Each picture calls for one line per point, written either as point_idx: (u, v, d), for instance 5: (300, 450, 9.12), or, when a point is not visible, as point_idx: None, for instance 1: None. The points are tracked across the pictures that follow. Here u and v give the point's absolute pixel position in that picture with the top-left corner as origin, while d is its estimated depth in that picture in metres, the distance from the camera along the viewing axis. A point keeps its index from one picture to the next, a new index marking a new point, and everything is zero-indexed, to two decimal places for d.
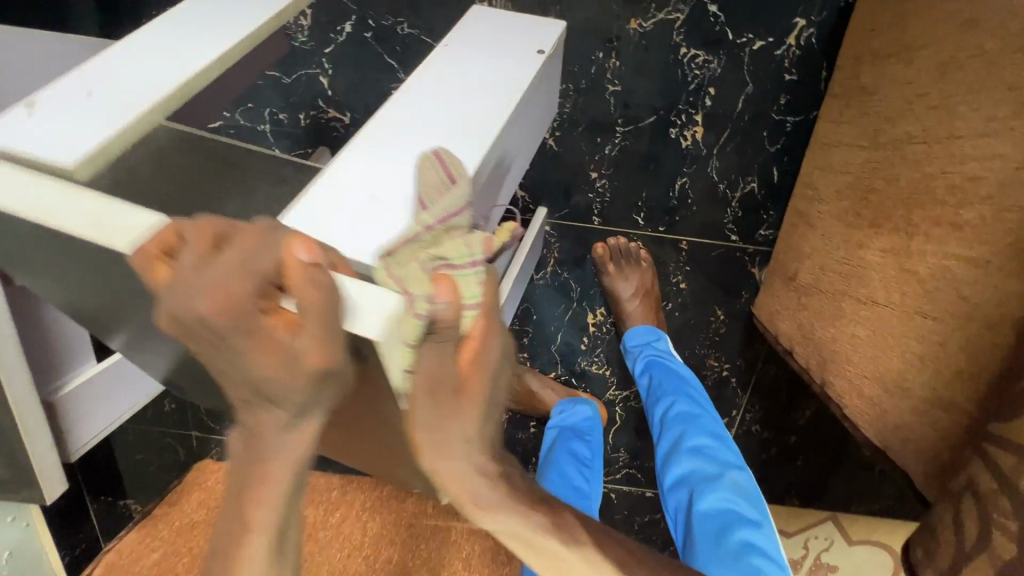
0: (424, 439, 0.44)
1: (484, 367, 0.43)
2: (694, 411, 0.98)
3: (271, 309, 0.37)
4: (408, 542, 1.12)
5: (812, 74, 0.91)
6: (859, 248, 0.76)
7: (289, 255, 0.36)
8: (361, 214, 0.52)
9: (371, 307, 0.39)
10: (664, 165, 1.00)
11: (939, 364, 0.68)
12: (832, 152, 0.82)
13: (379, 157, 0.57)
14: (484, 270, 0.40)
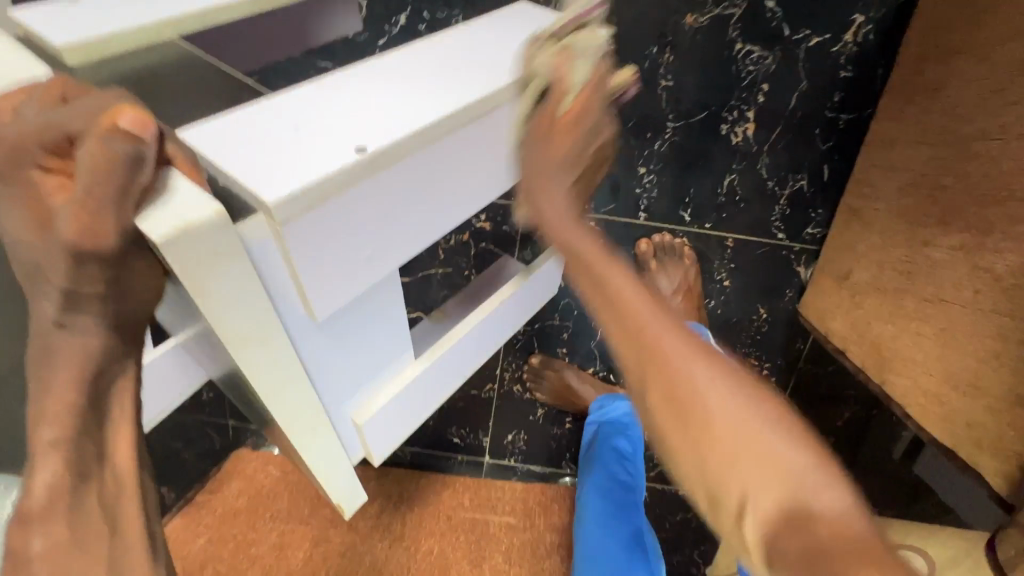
0: (534, 177, 0.53)
1: (574, 132, 0.52)
2: None
3: (55, 168, 0.40)
4: (448, 534, 1.15)
5: (868, 72, 0.89)
6: (923, 245, 0.78)
7: (114, 114, 0.36)
8: (279, 145, 0.44)
9: (185, 209, 0.37)
10: (714, 161, 1.00)
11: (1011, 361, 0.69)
12: (894, 150, 0.81)
13: (332, 96, 0.50)
14: (594, 67, 0.52)
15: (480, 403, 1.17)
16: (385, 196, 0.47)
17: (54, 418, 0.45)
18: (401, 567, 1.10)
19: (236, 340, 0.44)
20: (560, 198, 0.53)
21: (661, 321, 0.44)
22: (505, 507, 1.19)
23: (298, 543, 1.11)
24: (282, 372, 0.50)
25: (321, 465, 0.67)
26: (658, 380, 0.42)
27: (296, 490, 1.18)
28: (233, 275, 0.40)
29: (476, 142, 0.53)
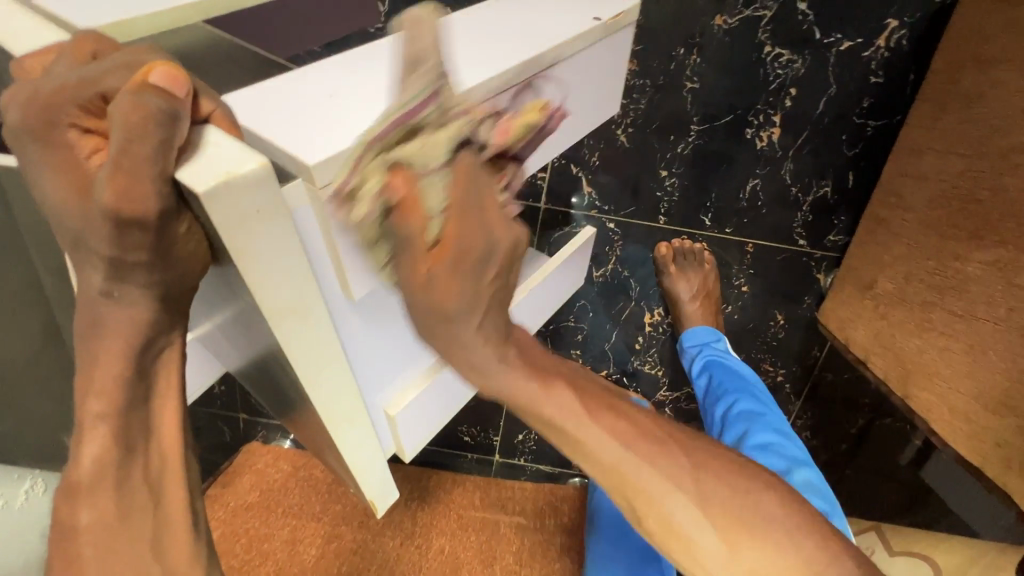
0: (452, 355, 0.42)
1: (466, 263, 0.36)
2: (758, 409, 0.97)
3: (93, 129, 0.35)
4: (459, 533, 1.15)
5: (899, 78, 0.87)
6: (954, 259, 0.77)
7: (146, 71, 0.32)
8: (317, 112, 0.42)
9: (229, 159, 0.32)
10: (737, 165, 0.98)
11: None
12: (925, 158, 0.80)
13: (366, 68, 0.48)
14: (451, 169, 0.35)
15: (493, 403, 1.14)
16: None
17: (102, 391, 0.40)
18: (413, 566, 1.10)
19: (277, 314, 0.39)
20: (477, 352, 0.41)
21: (643, 467, 0.45)
22: (515, 508, 1.20)
23: (310, 539, 1.12)
24: (321, 359, 0.46)
25: (363, 461, 0.61)
26: (649, 515, 0.46)
27: (307, 486, 1.19)
28: (277, 240, 0.36)
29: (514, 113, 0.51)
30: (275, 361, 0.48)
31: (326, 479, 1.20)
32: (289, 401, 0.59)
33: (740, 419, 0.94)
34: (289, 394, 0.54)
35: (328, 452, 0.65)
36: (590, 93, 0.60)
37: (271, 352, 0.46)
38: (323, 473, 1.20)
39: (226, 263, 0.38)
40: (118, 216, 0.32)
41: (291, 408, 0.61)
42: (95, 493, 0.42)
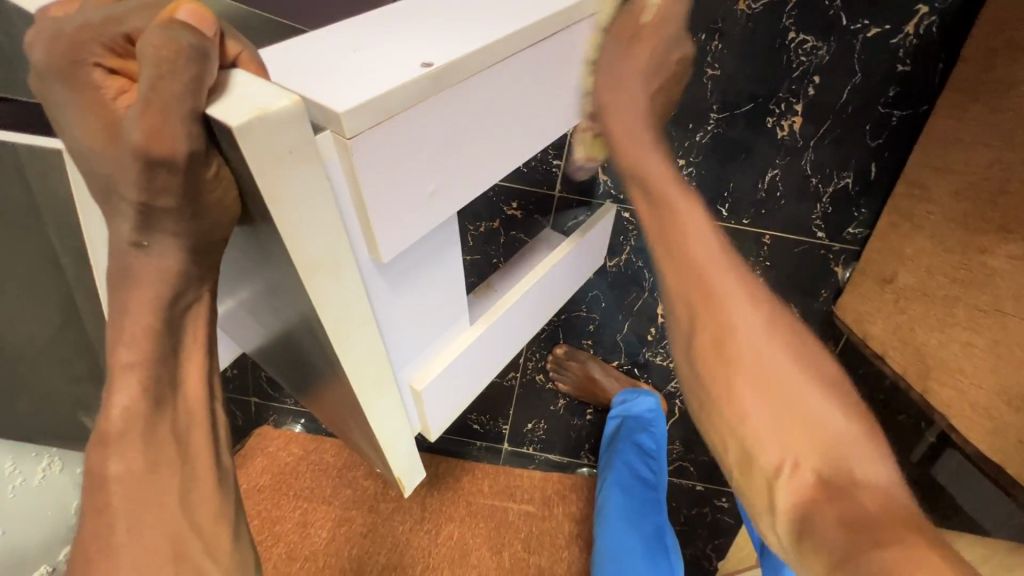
0: (613, 114, 0.56)
1: (659, 41, 0.56)
2: None
3: (118, 69, 0.35)
4: (467, 519, 1.15)
5: (926, 66, 0.85)
6: (979, 253, 0.75)
7: (172, 9, 0.32)
8: (341, 65, 0.41)
9: (259, 97, 0.32)
10: (757, 154, 0.96)
11: None
12: (952, 151, 0.79)
13: (378, 31, 0.46)
14: None
15: (504, 391, 1.16)
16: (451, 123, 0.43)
17: (133, 339, 0.41)
18: (422, 551, 1.11)
19: (308, 267, 0.39)
20: (642, 134, 0.56)
21: (728, 282, 0.50)
22: (524, 496, 1.20)
23: (320, 522, 1.13)
24: (349, 320, 0.45)
25: (393, 434, 0.61)
26: (714, 330, 0.49)
27: (318, 470, 1.20)
28: (308, 183, 0.36)
29: (534, 75, 0.50)
30: (302, 326, 0.48)
31: (336, 464, 1.21)
32: (314, 374, 0.59)
33: None
34: (314, 364, 0.54)
35: (356, 428, 0.65)
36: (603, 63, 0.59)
37: (299, 318, 0.46)
38: (333, 458, 1.22)
39: (259, 220, 0.38)
40: (149, 154, 0.33)
41: (315, 383, 0.61)
42: (126, 454, 0.42)
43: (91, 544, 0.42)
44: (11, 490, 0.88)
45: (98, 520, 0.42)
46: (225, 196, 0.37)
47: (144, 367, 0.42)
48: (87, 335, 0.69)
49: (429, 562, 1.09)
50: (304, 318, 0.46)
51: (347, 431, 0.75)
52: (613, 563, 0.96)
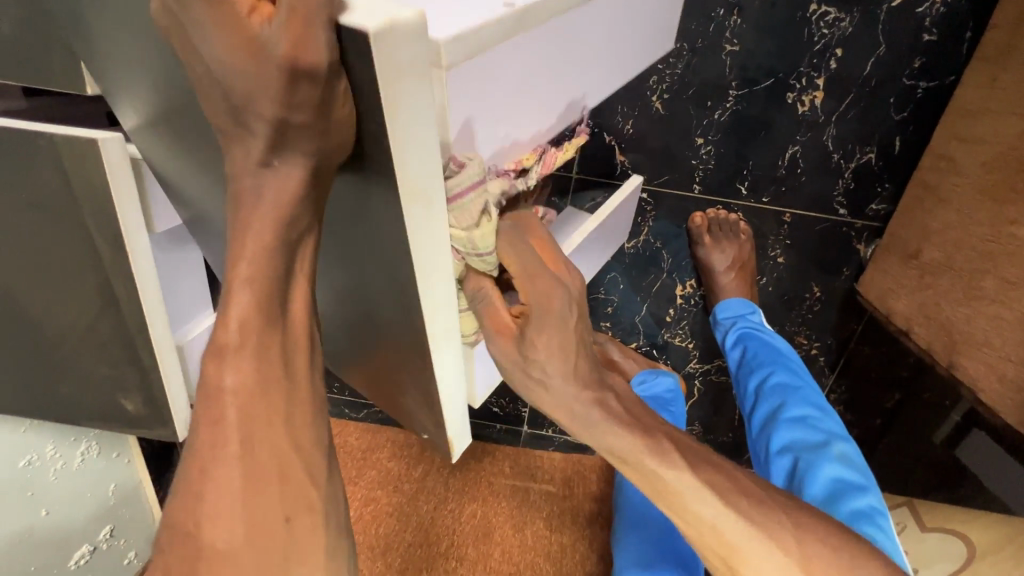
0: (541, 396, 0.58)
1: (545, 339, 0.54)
2: (794, 382, 0.94)
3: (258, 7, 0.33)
4: (490, 498, 1.18)
5: (954, 36, 0.84)
6: (1008, 224, 0.72)
7: None
8: None
9: (385, 5, 0.32)
10: (777, 130, 0.95)
11: None
12: (980, 121, 0.78)
13: None
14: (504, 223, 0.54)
15: None
16: (525, 69, 0.46)
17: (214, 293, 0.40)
18: (445, 529, 1.13)
19: (409, 198, 0.39)
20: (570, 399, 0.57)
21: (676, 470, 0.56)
22: (545, 476, 1.22)
23: (347, 502, 1.16)
24: (435, 260, 0.45)
25: (447, 389, 0.60)
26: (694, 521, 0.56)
27: (342, 453, 1.23)
28: (424, 105, 0.36)
29: (591, 30, 0.52)
30: (382, 271, 0.47)
31: (360, 447, 1.24)
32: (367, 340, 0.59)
33: (773, 392, 0.92)
34: (383, 317, 0.54)
35: (411, 387, 0.64)
36: (641, 36, 0.62)
37: (382, 264, 0.46)
38: (357, 441, 1.25)
39: (370, 157, 0.38)
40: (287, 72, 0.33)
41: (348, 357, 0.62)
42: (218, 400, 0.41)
43: (190, 475, 0.40)
44: (53, 472, 0.96)
45: (212, 429, 0.40)
46: (346, 116, 0.36)
47: (259, 282, 0.40)
48: (124, 320, 0.70)
49: (455, 538, 1.12)
50: (390, 263, 0.46)
51: (388, 396, 0.77)
52: (634, 535, 0.97)
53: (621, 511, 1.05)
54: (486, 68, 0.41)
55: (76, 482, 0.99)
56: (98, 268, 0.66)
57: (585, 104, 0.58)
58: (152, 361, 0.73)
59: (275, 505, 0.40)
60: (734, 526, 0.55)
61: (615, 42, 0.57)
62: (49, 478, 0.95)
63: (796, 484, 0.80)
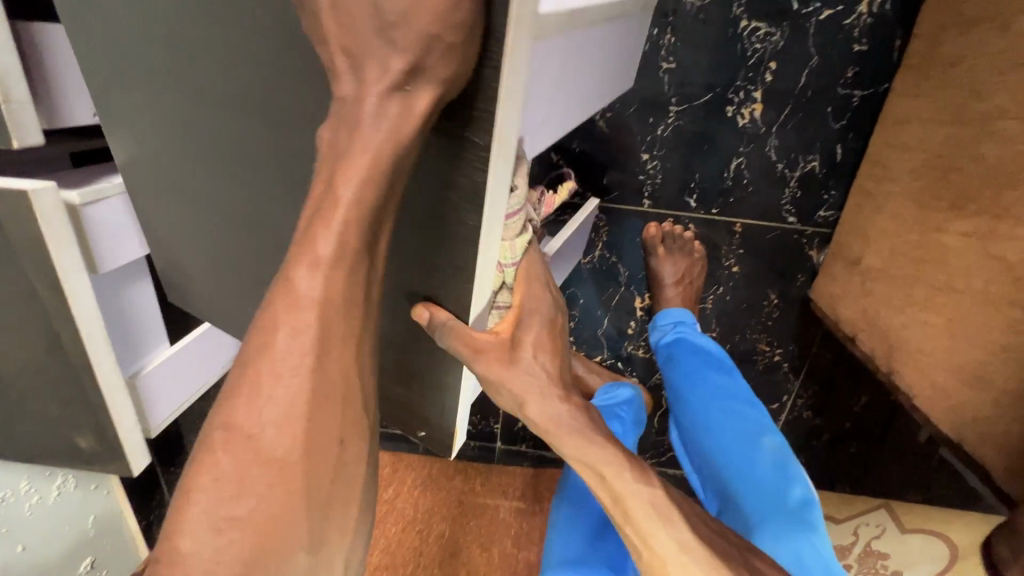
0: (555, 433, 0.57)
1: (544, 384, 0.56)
2: (725, 379, 0.95)
3: None
4: (458, 518, 1.18)
5: (884, 43, 0.87)
6: (935, 231, 0.71)
7: None
8: None
9: None
10: (720, 144, 0.97)
11: (1002, 376, 0.60)
12: (908, 128, 0.79)
13: None
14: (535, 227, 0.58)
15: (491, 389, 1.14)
16: (569, 64, 0.51)
17: None
18: (412, 551, 1.14)
19: (500, 151, 0.38)
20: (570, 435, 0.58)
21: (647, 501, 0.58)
22: (515, 492, 1.23)
23: None
24: (499, 223, 0.43)
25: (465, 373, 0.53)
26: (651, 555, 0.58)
27: None
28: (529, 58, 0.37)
29: (596, 59, 0.59)
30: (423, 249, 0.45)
31: None
32: None
33: (710, 390, 0.92)
34: None
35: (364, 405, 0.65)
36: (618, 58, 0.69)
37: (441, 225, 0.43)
38: None
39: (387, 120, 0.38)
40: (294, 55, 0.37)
41: None
42: None
43: None
44: (28, 508, 0.93)
45: None
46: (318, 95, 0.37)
47: None
48: (70, 363, 0.71)
49: (419, 561, 1.12)
50: (447, 224, 0.43)
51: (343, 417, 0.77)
52: (562, 533, 0.89)
53: (552, 519, 0.94)
54: (557, 50, 0.46)
55: (52, 514, 0.97)
56: (29, 310, 0.68)
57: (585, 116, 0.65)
58: (99, 401, 0.74)
59: (337, 423, 0.41)
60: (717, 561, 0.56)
61: (603, 73, 0.64)
62: (24, 514, 0.93)
63: (739, 480, 0.81)
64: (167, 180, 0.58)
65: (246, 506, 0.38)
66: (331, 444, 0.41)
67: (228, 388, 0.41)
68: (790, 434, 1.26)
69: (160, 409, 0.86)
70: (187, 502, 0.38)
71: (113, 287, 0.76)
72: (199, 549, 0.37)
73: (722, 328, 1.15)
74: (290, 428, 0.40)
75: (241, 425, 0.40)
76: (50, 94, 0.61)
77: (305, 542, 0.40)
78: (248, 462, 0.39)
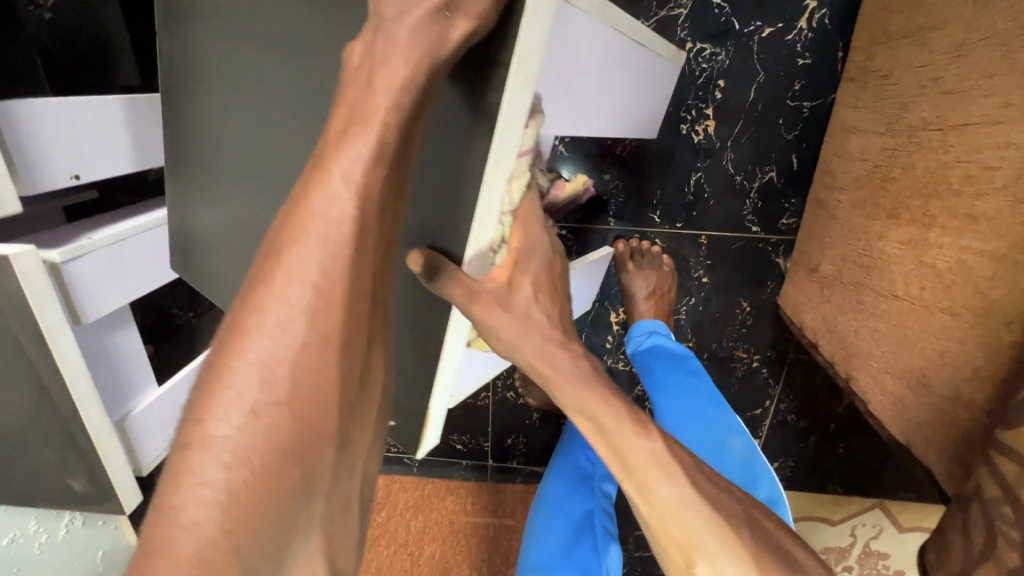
0: (556, 380, 0.55)
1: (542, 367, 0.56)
2: (695, 381, 0.96)
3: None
4: (450, 537, 1.23)
5: (827, 55, 0.90)
6: (878, 239, 0.72)
7: None
8: None
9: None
10: (677, 160, 0.99)
11: (943, 382, 0.60)
12: (851, 139, 0.81)
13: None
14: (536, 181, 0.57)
15: (477, 410, 1.16)
16: (570, 57, 0.55)
17: None
18: None
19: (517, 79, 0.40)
20: (576, 381, 0.55)
21: (645, 455, 0.55)
22: (506, 509, 1.25)
23: None
24: (505, 166, 0.43)
25: (456, 335, 0.52)
26: (648, 505, 0.55)
27: None
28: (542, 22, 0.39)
29: (602, 78, 0.64)
30: (449, 169, 0.45)
31: None
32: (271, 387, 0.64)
33: (679, 395, 0.94)
34: None
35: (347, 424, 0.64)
36: (632, 92, 0.74)
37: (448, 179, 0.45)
38: None
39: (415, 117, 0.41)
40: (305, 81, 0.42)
41: None
42: None
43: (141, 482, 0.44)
44: (37, 546, 0.97)
45: None
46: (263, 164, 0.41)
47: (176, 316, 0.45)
48: (58, 411, 0.76)
49: None
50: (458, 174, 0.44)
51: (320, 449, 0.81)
52: (535, 540, 0.95)
53: (529, 526, 0.99)
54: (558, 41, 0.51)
55: (65, 551, 1.01)
56: (17, 365, 0.72)
57: (580, 120, 0.68)
58: (89, 445, 0.78)
59: (364, 322, 0.43)
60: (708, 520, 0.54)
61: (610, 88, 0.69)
62: (33, 552, 0.96)
63: None
64: (208, 141, 0.63)
65: (284, 388, 0.39)
66: (361, 341, 0.43)
67: (254, 281, 0.41)
68: (778, 439, 1.26)
69: (151, 446, 0.91)
70: (222, 383, 0.39)
71: (96, 337, 0.80)
72: (233, 429, 0.38)
73: (697, 338, 1.16)
74: (325, 315, 0.40)
75: (274, 311, 0.40)
76: (28, 169, 0.66)
77: (333, 434, 0.42)
78: (285, 346, 0.40)
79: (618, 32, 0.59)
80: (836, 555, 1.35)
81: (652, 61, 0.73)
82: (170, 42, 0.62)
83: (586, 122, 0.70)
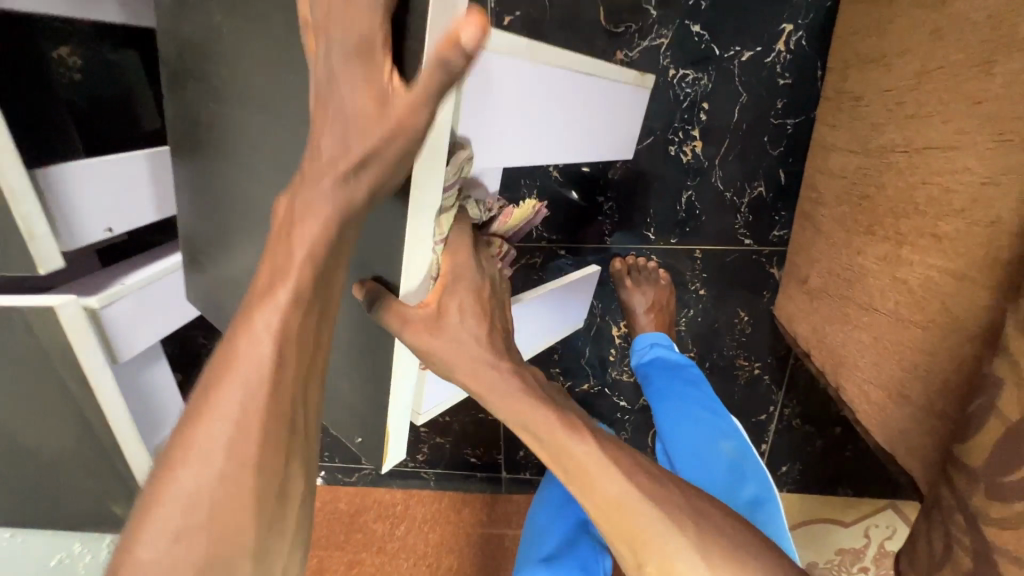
0: (485, 392, 0.59)
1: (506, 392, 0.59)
2: (694, 386, 1.01)
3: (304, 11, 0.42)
4: (466, 548, 1.28)
5: (807, 74, 0.95)
6: (858, 254, 0.75)
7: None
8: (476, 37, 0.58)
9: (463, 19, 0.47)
10: (668, 179, 1.03)
11: (919, 392, 0.64)
12: (830, 156, 0.84)
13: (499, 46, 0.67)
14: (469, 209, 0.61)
15: (488, 425, 1.21)
16: (521, 95, 0.60)
17: None
18: None
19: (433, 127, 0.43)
20: (504, 385, 0.59)
21: (582, 451, 0.57)
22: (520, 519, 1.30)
23: (335, 566, 1.26)
24: (429, 200, 0.47)
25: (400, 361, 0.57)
26: (593, 499, 0.56)
27: (332, 518, 1.29)
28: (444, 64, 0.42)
29: (561, 115, 0.68)
30: (392, 212, 0.48)
31: (349, 511, 1.31)
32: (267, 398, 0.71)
33: (679, 398, 0.98)
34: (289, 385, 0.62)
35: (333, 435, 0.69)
36: (590, 123, 0.76)
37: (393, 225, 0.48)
38: (346, 505, 1.31)
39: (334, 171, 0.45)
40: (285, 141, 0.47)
41: None
42: None
43: None
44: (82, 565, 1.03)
45: None
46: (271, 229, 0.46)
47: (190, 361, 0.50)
48: (101, 444, 0.83)
49: None
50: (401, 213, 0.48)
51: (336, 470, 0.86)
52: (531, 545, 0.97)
53: (527, 527, 1.02)
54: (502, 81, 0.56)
55: None
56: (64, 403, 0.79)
57: (533, 159, 0.69)
58: (129, 473, 0.85)
59: (274, 446, 0.42)
60: (645, 504, 0.55)
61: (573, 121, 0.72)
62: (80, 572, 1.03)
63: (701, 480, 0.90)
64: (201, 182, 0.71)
65: (202, 514, 0.39)
66: (278, 461, 0.42)
67: (185, 416, 0.42)
68: (784, 444, 1.27)
69: None
70: (146, 516, 0.39)
71: (132, 373, 0.87)
72: (155, 555, 0.38)
73: (699, 348, 1.19)
74: (245, 440, 0.41)
75: (196, 443, 0.40)
76: (66, 226, 0.73)
77: (250, 550, 0.41)
78: (205, 474, 0.40)
79: (549, 68, 0.61)
80: (851, 556, 1.35)
81: (615, 86, 0.77)
82: (177, 103, 0.69)
83: (555, 156, 0.73)
